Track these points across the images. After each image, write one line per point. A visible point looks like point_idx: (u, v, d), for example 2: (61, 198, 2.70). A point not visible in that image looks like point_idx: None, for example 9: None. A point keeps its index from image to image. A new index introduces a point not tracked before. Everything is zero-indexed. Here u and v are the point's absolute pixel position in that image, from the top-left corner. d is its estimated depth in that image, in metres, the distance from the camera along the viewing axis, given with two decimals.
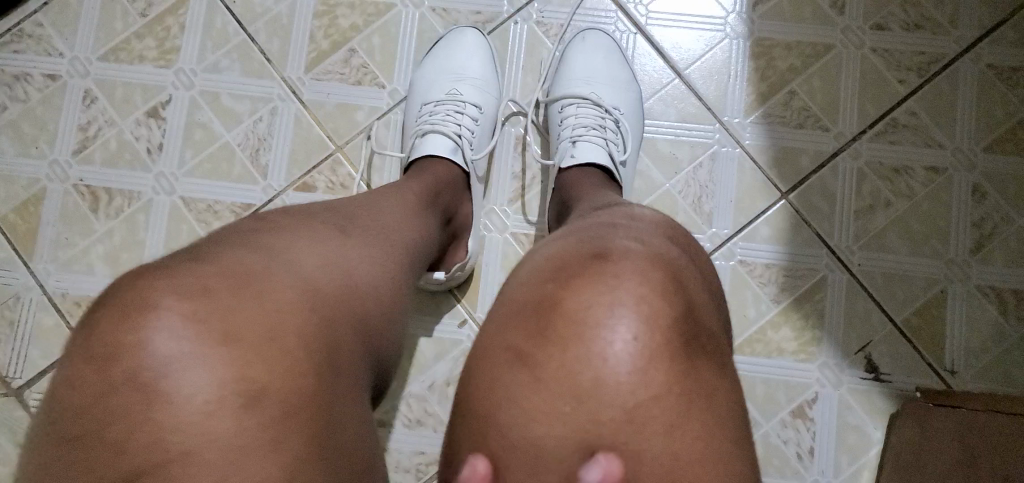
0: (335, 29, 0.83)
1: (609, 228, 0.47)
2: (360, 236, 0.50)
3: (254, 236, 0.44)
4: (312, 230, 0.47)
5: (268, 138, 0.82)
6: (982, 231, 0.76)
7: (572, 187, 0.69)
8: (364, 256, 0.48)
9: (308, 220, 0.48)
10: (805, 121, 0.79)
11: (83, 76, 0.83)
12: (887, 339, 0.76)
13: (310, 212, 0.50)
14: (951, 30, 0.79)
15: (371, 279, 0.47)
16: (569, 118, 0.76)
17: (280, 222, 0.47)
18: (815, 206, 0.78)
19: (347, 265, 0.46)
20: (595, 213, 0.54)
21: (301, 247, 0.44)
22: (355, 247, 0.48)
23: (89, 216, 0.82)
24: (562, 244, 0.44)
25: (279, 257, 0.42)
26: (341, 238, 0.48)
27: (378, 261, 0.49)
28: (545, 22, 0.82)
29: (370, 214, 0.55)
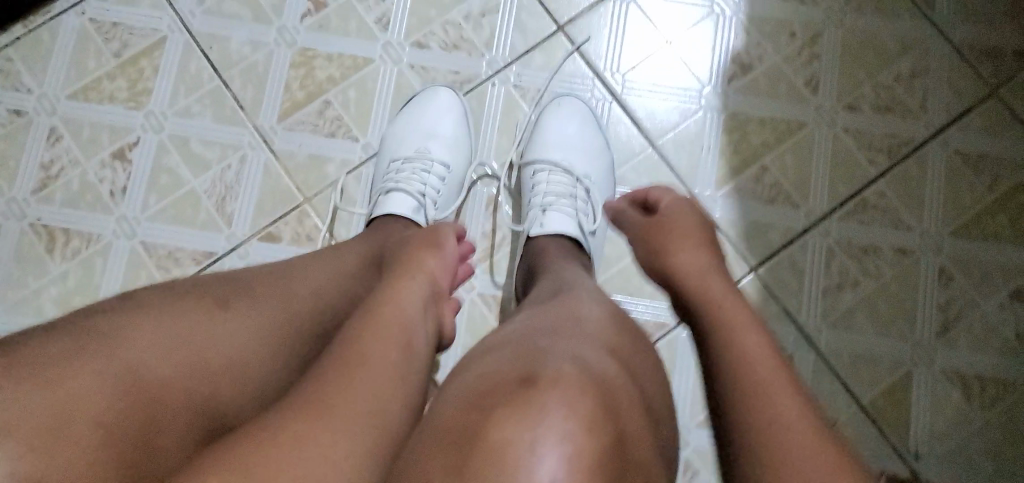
0: (311, 81, 0.83)
1: (571, 312, 0.47)
2: (241, 311, 0.52)
3: (108, 313, 0.47)
4: (180, 316, 0.49)
5: (235, 186, 0.81)
6: (948, 316, 0.77)
7: (539, 256, 0.68)
8: (227, 331, 0.50)
9: (177, 301, 0.50)
10: (776, 197, 0.79)
11: (50, 113, 0.82)
12: (853, 419, 0.75)
13: (195, 290, 0.52)
14: (920, 114, 0.80)
15: (227, 364, 0.49)
16: (541, 185, 0.76)
17: (146, 305, 0.49)
18: (784, 281, 0.78)
19: (201, 349, 0.48)
20: (559, 291, 0.53)
21: (154, 339, 0.46)
22: (220, 329, 0.50)
23: (44, 257, 0.79)
24: (519, 327, 0.45)
25: (119, 355, 0.44)
26: (209, 320, 0.50)
27: (253, 340, 0.51)
28: (522, 86, 0.82)
29: (270, 285, 0.56)
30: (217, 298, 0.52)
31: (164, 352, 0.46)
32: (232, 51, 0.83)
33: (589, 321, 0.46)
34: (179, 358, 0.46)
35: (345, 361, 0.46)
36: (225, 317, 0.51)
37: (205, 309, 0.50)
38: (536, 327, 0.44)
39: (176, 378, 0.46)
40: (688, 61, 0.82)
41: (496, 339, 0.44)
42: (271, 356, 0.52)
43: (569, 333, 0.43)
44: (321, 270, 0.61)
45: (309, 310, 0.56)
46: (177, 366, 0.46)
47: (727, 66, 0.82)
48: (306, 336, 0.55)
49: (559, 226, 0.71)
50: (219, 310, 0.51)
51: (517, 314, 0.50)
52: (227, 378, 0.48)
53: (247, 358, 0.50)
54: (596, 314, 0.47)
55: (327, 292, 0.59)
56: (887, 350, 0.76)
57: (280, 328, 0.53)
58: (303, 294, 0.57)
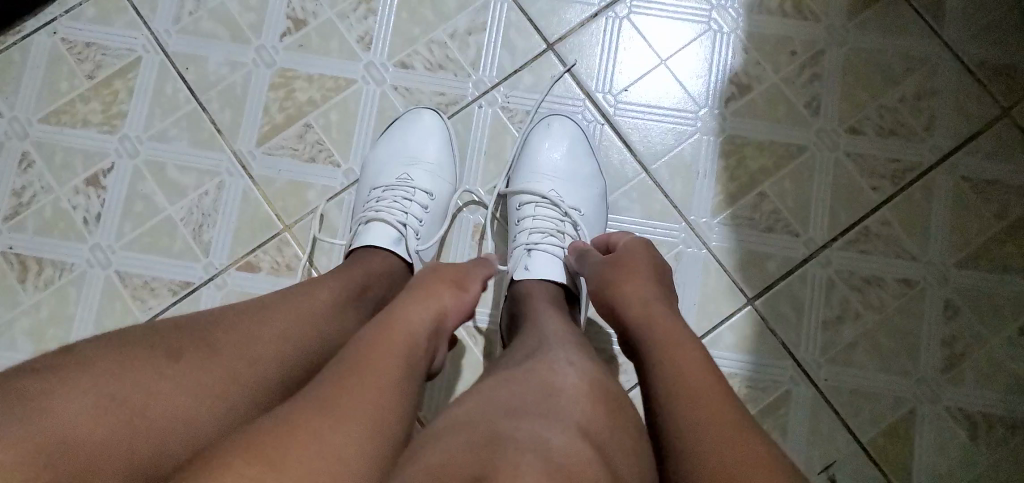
0: (292, 103, 0.80)
1: (545, 396, 0.44)
2: (195, 361, 0.49)
3: (54, 370, 0.45)
4: (122, 373, 0.46)
5: (213, 213, 0.78)
6: (953, 350, 0.74)
7: (523, 300, 0.65)
8: (186, 380, 0.48)
9: (125, 354, 0.48)
10: (774, 225, 0.76)
11: (22, 138, 0.79)
12: (852, 459, 0.72)
13: (150, 338, 0.50)
14: (926, 137, 0.77)
15: (176, 420, 0.46)
16: (526, 219, 0.73)
17: (92, 358, 0.47)
18: (782, 314, 0.75)
19: (141, 409, 0.45)
20: (533, 360, 0.50)
21: (84, 403, 0.44)
22: (169, 385, 0.47)
23: (16, 288, 0.77)
24: (485, 411, 0.42)
25: (43, 423, 0.42)
26: (153, 375, 0.47)
27: (209, 393, 0.48)
28: (511, 107, 0.79)
29: (237, 328, 0.53)
30: (170, 348, 0.49)
31: (94, 418, 0.44)
32: (209, 72, 0.80)
33: (562, 405, 0.43)
34: (111, 421, 0.44)
35: (320, 405, 0.43)
36: (175, 370, 0.48)
37: (153, 362, 0.48)
38: (502, 413, 0.41)
39: (107, 443, 0.43)
40: (683, 82, 0.78)
41: (457, 422, 0.41)
42: (233, 407, 0.49)
43: (540, 423, 0.40)
44: (298, 307, 0.58)
45: (279, 355, 0.53)
46: (105, 433, 0.44)
47: (724, 86, 0.78)
48: (275, 384, 0.52)
49: (543, 270, 0.68)
50: (168, 363, 0.48)
51: (486, 385, 0.47)
52: (173, 437, 0.46)
53: (201, 412, 0.47)
54: (570, 395, 0.45)
55: (302, 334, 0.56)
56: (889, 386, 0.73)
57: (243, 378, 0.50)
58: (276, 334, 0.54)
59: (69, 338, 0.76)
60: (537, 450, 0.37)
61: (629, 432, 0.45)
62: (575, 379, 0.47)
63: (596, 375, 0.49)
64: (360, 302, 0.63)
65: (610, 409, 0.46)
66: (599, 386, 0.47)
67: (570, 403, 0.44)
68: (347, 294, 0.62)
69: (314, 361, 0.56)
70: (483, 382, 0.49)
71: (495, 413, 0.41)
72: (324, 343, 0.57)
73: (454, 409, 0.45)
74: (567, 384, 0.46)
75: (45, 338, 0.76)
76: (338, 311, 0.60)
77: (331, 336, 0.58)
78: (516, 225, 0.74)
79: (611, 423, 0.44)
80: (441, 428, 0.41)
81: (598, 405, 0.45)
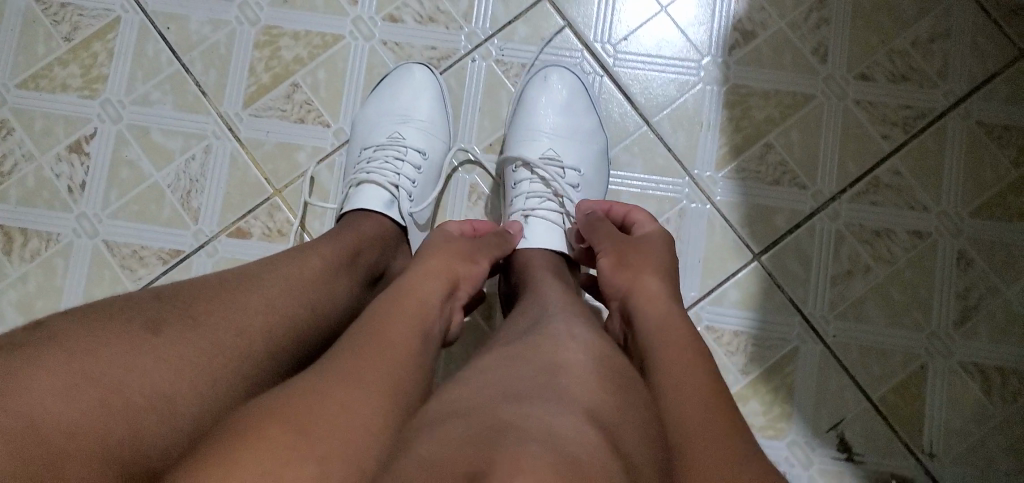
0: (277, 62, 0.77)
1: (547, 377, 0.42)
2: (177, 335, 0.48)
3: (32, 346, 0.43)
4: (99, 350, 0.44)
5: (201, 179, 0.76)
6: (966, 303, 0.72)
7: (521, 268, 0.63)
8: (169, 355, 0.46)
9: (101, 330, 0.46)
10: (781, 178, 0.73)
11: (0, 105, 0.76)
12: (863, 415, 0.71)
13: (130, 311, 0.48)
14: (940, 83, 0.74)
15: (157, 397, 0.44)
16: (523, 183, 0.70)
17: (65, 334, 0.45)
18: (790, 270, 0.72)
19: (122, 387, 0.44)
20: (533, 337, 0.48)
21: (58, 381, 0.42)
22: (149, 361, 0.45)
23: (2, 260, 0.75)
24: (486, 394, 0.40)
25: (13, 406, 0.40)
26: (132, 351, 0.45)
27: (190, 368, 0.47)
28: (505, 61, 0.76)
29: (220, 299, 0.51)
30: (149, 321, 0.48)
31: (71, 397, 0.42)
32: (190, 31, 0.77)
33: (567, 389, 0.41)
34: (87, 399, 0.42)
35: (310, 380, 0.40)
36: (157, 343, 0.46)
37: (133, 338, 0.46)
38: (503, 398, 0.39)
39: (84, 423, 0.41)
40: (685, 29, 0.75)
41: (455, 408, 0.39)
42: (218, 382, 0.47)
43: (548, 412, 0.38)
44: (284, 274, 0.56)
45: (265, 324, 0.51)
46: (82, 412, 0.42)
47: (728, 33, 0.75)
48: (261, 356, 0.50)
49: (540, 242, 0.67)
50: (147, 338, 0.46)
51: (487, 362, 0.45)
52: (154, 415, 0.44)
53: (184, 389, 0.46)
54: (571, 377, 0.43)
55: (289, 302, 0.54)
56: (900, 341, 0.71)
57: (229, 351, 0.49)
58: (264, 304, 0.52)
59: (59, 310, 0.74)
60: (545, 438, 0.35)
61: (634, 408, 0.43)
62: (578, 358, 0.45)
63: (595, 348, 0.47)
64: (352, 269, 0.61)
65: (618, 386, 0.44)
66: (599, 361, 0.46)
67: (570, 380, 0.42)
68: (338, 260, 0.60)
69: (302, 330, 0.54)
70: (481, 358, 0.47)
71: (495, 398, 0.39)
72: (313, 312, 0.55)
73: (450, 386, 0.43)
74: (568, 361, 0.44)
75: (34, 311, 0.74)
76: (329, 277, 0.58)
77: (321, 304, 0.56)
78: (512, 188, 0.71)
79: (624, 405, 0.42)
80: (440, 415, 0.38)
81: (603, 382, 0.43)
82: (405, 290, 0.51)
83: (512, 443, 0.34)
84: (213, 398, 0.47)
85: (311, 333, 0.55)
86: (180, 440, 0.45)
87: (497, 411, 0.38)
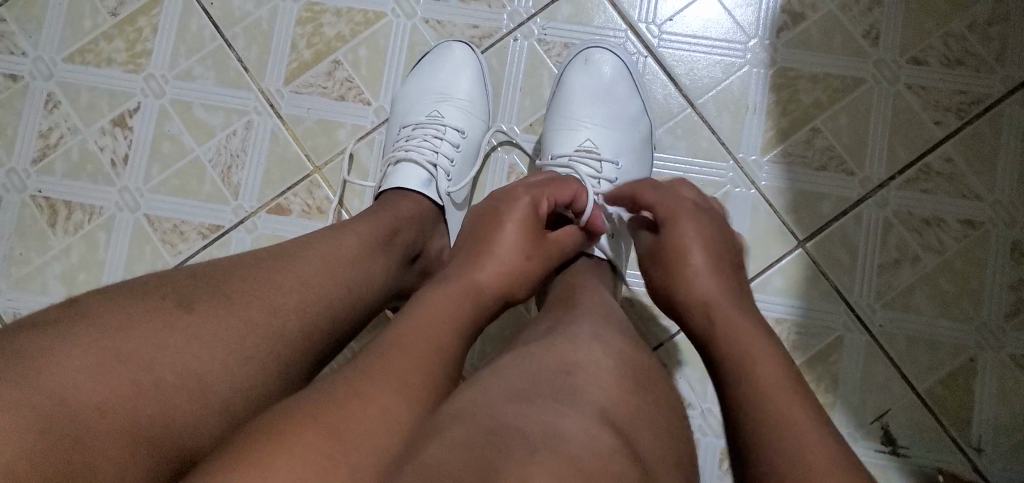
0: (319, 38, 0.77)
1: (557, 374, 0.41)
2: (210, 313, 0.47)
3: (75, 324, 0.44)
4: (131, 327, 0.45)
5: (241, 155, 0.76)
6: (1020, 295, 0.69)
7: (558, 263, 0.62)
8: (202, 336, 0.46)
9: (135, 307, 0.46)
10: (829, 163, 0.72)
11: (46, 79, 0.77)
12: (908, 409, 0.69)
13: (163, 288, 0.48)
14: (996, 68, 0.71)
15: (186, 376, 0.44)
16: None
17: (102, 310, 0.45)
18: (836, 258, 0.71)
19: (151, 365, 0.44)
20: (552, 333, 0.47)
21: (88, 359, 0.42)
22: (181, 339, 0.45)
23: (46, 231, 0.76)
24: (500, 389, 0.39)
25: (40, 387, 0.40)
26: (163, 329, 0.45)
27: (222, 346, 0.46)
28: (548, 40, 0.75)
29: (254, 276, 0.51)
30: (182, 299, 0.48)
31: (98, 377, 0.42)
32: (234, 7, 0.77)
33: (580, 385, 0.40)
34: (117, 378, 0.43)
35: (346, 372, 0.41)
36: (188, 322, 0.46)
37: (166, 315, 0.46)
38: (506, 398, 0.38)
39: (111, 402, 0.42)
40: (733, 9, 0.73)
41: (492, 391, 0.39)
42: (250, 360, 0.47)
43: (558, 415, 0.37)
44: (320, 253, 0.55)
45: (301, 301, 0.51)
46: (110, 391, 0.42)
47: (776, 15, 0.73)
48: (298, 332, 0.50)
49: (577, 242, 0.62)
50: (180, 315, 0.46)
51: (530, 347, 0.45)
52: (183, 395, 0.44)
53: (215, 368, 0.45)
54: (594, 373, 0.42)
55: (325, 279, 0.53)
56: (948, 333, 0.70)
57: (263, 332, 0.48)
58: (298, 283, 0.52)
59: (100, 284, 0.75)
60: (544, 444, 0.34)
61: (654, 409, 0.42)
62: (599, 356, 0.44)
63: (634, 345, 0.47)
64: (388, 248, 0.59)
65: (637, 386, 0.43)
66: (617, 359, 0.45)
67: (591, 378, 0.42)
68: (374, 239, 0.59)
69: (340, 307, 0.54)
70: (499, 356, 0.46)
71: (508, 396, 0.39)
72: (349, 290, 0.54)
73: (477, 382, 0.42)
74: (587, 357, 0.44)
75: (76, 283, 0.75)
76: (367, 256, 0.57)
77: (359, 282, 0.55)
78: None
79: (636, 404, 0.41)
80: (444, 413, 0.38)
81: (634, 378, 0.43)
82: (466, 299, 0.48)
83: (513, 448, 0.33)
84: (246, 375, 0.46)
85: (350, 310, 0.55)
86: (209, 419, 0.44)
87: (497, 415, 0.37)
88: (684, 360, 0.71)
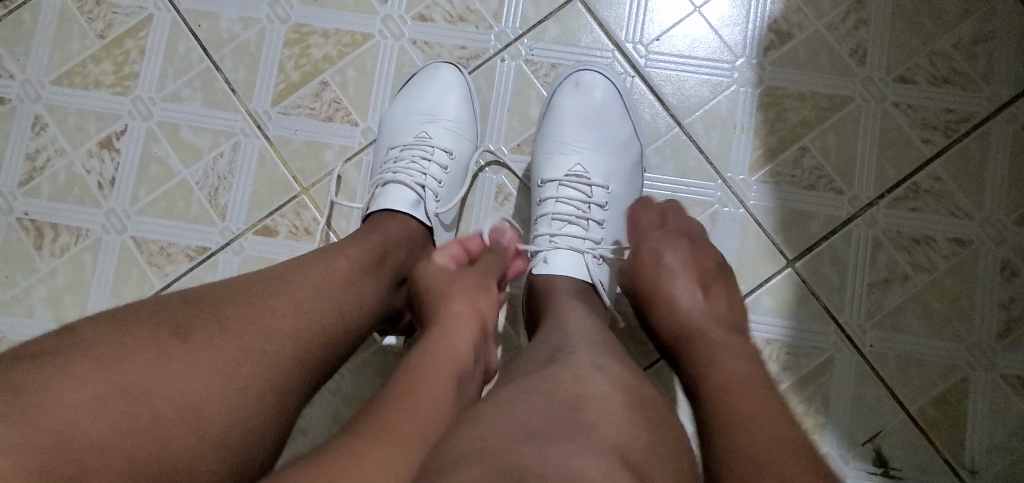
0: (307, 60, 0.77)
1: (543, 406, 0.41)
2: (206, 342, 0.47)
3: (70, 358, 0.43)
4: (125, 358, 0.44)
5: (229, 177, 0.76)
6: (1010, 314, 0.69)
7: (544, 289, 0.61)
8: (199, 366, 0.45)
9: (127, 337, 0.45)
10: (817, 182, 0.72)
11: (34, 101, 0.77)
12: (900, 430, 0.69)
13: (154, 317, 0.48)
14: (983, 86, 0.71)
15: (184, 407, 0.44)
16: (548, 203, 0.68)
17: (93, 341, 0.45)
18: (825, 277, 0.70)
19: (150, 396, 0.43)
20: (541, 360, 0.47)
21: (87, 392, 0.42)
22: (177, 368, 0.45)
23: (33, 254, 0.75)
24: (485, 421, 0.39)
25: (41, 419, 0.39)
26: (159, 358, 0.45)
27: (219, 375, 0.46)
28: (535, 61, 0.75)
29: (248, 303, 0.50)
30: (176, 327, 0.47)
31: (96, 411, 0.41)
32: (221, 29, 0.77)
33: (562, 416, 0.40)
34: (117, 411, 0.42)
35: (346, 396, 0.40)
36: (184, 351, 0.46)
37: (160, 344, 0.46)
38: (499, 433, 0.38)
39: (112, 438, 0.41)
40: (720, 28, 0.74)
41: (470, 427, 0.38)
42: (246, 390, 0.46)
43: (554, 451, 0.37)
44: (313, 278, 0.54)
45: (294, 328, 0.50)
46: (109, 426, 0.41)
47: (763, 34, 0.73)
48: (290, 359, 0.49)
49: (567, 267, 0.64)
50: (174, 344, 0.46)
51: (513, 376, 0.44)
52: (182, 427, 0.43)
53: (211, 398, 0.45)
54: (575, 402, 0.41)
55: (318, 305, 0.53)
56: (939, 352, 0.69)
57: (259, 360, 0.48)
58: (292, 309, 0.51)
59: (86, 307, 0.74)
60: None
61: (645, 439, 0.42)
62: (588, 385, 0.44)
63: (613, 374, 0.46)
64: (378, 271, 0.59)
65: (621, 412, 0.42)
66: (603, 387, 0.44)
67: (577, 408, 0.41)
68: (366, 263, 0.58)
69: (331, 332, 0.53)
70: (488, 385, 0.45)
71: (502, 430, 0.38)
72: (341, 315, 0.54)
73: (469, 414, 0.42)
74: (573, 385, 0.43)
75: (62, 306, 0.74)
76: (356, 280, 0.57)
77: (349, 306, 0.55)
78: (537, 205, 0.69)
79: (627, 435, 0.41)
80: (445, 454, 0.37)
81: (611, 406, 0.42)
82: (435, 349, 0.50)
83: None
84: (242, 405, 0.46)
85: (341, 335, 0.54)
86: (207, 451, 0.43)
87: (494, 451, 0.36)
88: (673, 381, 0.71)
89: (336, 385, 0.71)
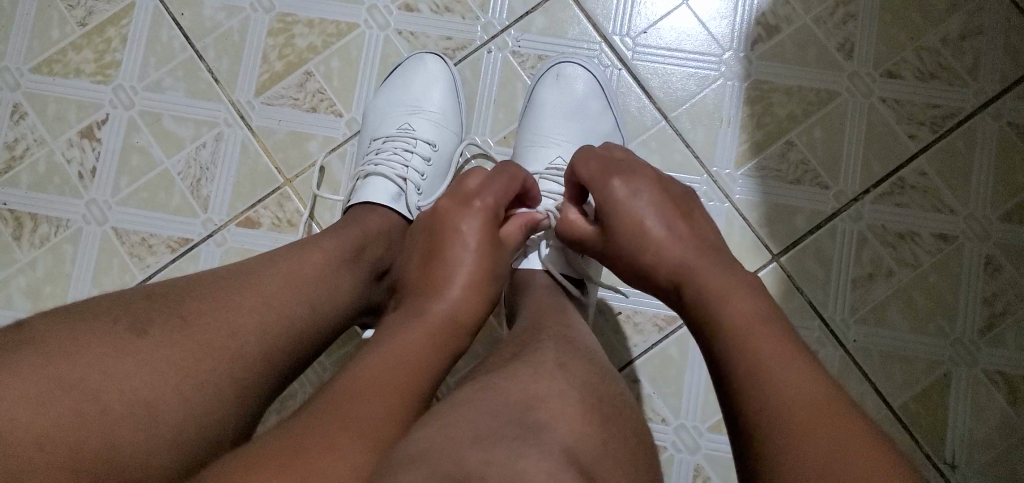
0: (291, 50, 0.76)
1: (521, 407, 0.41)
2: (165, 337, 0.46)
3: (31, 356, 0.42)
4: (78, 352, 0.44)
5: (211, 167, 0.75)
6: (993, 310, 0.69)
7: (527, 286, 0.60)
8: (154, 363, 0.45)
9: (85, 331, 0.45)
10: (802, 177, 0.71)
11: (13, 89, 0.76)
12: (882, 425, 0.69)
13: (117, 310, 0.47)
14: (970, 82, 0.71)
15: (137, 403, 0.43)
16: None
17: (49, 334, 0.44)
18: (810, 272, 0.70)
19: (101, 392, 0.43)
20: (523, 360, 0.46)
21: (35, 388, 0.41)
22: (132, 365, 0.44)
23: (11, 245, 0.74)
24: (463, 423, 0.39)
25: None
26: (114, 354, 0.44)
27: (177, 372, 0.45)
28: (521, 52, 0.74)
29: (213, 297, 0.50)
30: (136, 323, 0.46)
31: (42, 407, 0.41)
32: (205, 18, 0.76)
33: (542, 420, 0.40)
34: (64, 407, 0.42)
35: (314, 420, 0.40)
36: (141, 346, 0.45)
37: (118, 340, 0.45)
38: (469, 438, 0.37)
39: (55, 432, 0.41)
40: (707, 21, 0.73)
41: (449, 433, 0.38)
42: (205, 387, 0.46)
43: (524, 457, 0.36)
44: (282, 271, 0.54)
45: (260, 323, 0.50)
46: (50, 420, 0.41)
47: (751, 27, 0.73)
48: (260, 355, 0.49)
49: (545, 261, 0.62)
50: (132, 339, 0.45)
51: (493, 378, 0.44)
52: (134, 423, 0.43)
53: (166, 394, 0.44)
54: (553, 405, 0.41)
55: (288, 298, 0.52)
56: (923, 348, 0.69)
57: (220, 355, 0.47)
58: (260, 304, 0.50)
59: (67, 298, 0.73)
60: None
61: (625, 439, 0.42)
62: (565, 386, 0.43)
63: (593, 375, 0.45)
64: (356, 264, 0.58)
65: (597, 414, 0.42)
66: (583, 388, 0.44)
67: (555, 410, 0.41)
68: (341, 255, 0.57)
69: (303, 327, 0.52)
70: (465, 383, 0.45)
71: (468, 434, 0.38)
72: (313, 309, 0.53)
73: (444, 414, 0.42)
74: (550, 387, 0.43)
75: (41, 297, 0.73)
76: (331, 275, 0.56)
77: (323, 301, 0.54)
78: None
79: (599, 435, 0.41)
80: (409, 453, 0.37)
81: (587, 408, 0.42)
82: (435, 333, 0.46)
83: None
84: (203, 403, 0.45)
85: (316, 330, 0.53)
86: (161, 447, 0.43)
87: (468, 456, 0.35)
88: (657, 375, 0.71)
89: (317, 376, 0.72)
